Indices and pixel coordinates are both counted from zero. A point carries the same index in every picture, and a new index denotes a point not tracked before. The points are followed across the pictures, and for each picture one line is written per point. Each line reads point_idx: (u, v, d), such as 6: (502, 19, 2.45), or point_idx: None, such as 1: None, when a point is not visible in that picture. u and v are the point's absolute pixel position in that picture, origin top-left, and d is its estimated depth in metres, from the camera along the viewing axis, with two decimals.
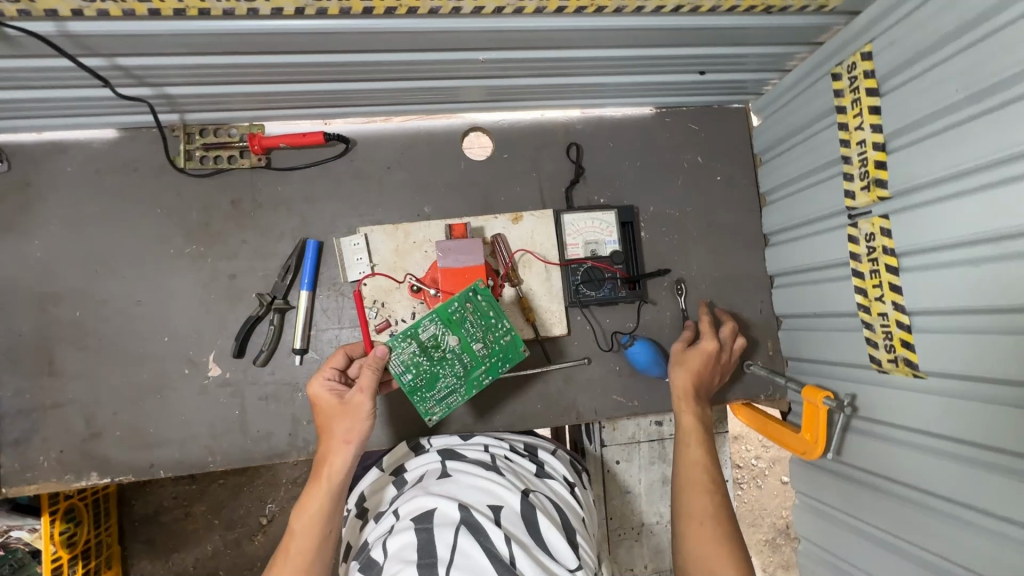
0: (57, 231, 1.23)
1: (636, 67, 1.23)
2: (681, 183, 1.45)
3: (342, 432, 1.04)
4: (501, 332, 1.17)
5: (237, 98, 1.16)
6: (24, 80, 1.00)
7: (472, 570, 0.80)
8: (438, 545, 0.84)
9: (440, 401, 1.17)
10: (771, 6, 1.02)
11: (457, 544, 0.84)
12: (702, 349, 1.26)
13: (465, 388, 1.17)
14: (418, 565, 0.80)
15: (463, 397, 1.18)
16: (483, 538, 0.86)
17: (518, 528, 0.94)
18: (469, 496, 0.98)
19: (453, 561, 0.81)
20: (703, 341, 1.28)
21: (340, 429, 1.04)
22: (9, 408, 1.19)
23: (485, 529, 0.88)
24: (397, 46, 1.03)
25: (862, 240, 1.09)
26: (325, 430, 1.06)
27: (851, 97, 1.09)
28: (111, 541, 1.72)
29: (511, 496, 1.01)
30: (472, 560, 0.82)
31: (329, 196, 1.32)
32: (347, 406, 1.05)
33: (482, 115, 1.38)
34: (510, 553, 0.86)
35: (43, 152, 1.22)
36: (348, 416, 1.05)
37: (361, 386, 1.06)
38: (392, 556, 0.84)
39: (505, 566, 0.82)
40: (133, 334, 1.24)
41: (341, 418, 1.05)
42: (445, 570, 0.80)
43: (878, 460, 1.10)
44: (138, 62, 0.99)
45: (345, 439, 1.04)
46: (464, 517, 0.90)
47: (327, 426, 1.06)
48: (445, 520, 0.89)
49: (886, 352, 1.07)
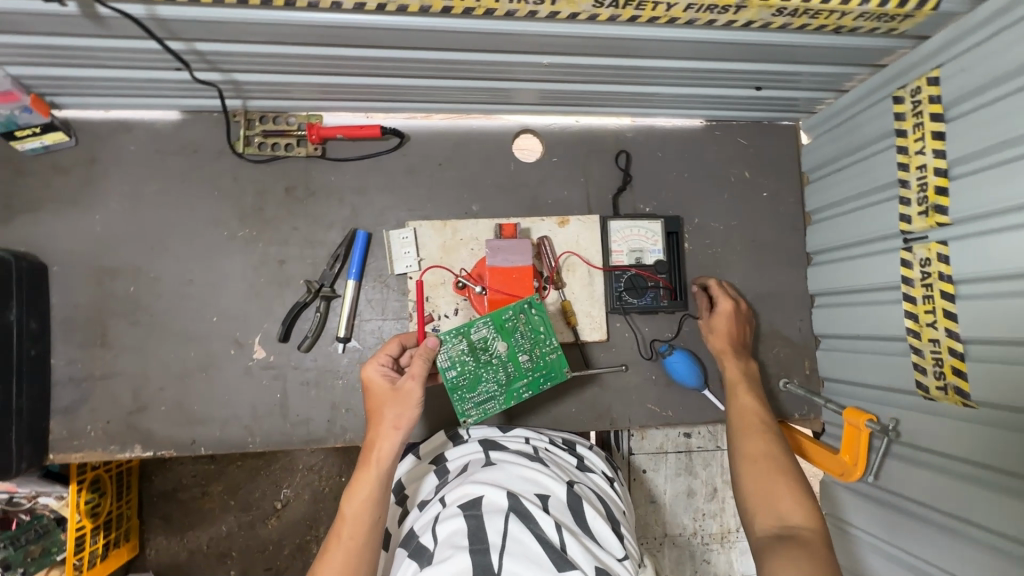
0: (117, 207, 1.27)
1: (696, 80, 1.23)
2: (726, 197, 1.46)
3: (393, 417, 1.05)
4: (549, 349, 1.17)
5: (301, 88, 1.19)
6: (104, 59, 1.04)
7: (525, 556, 0.82)
8: (490, 532, 0.85)
9: (478, 406, 1.16)
10: (842, 26, 1.01)
11: (507, 531, 0.86)
12: (722, 310, 1.32)
13: (504, 397, 1.16)
14: (472, 551, 0.82)
15: (500, 406, 1.17)
16: (533, 525, 0.88)
17: (564, 516, 0.95)
18: (514, 482, 0.99)
19: (506, 547, 0.83)
20: (718, 303, 1.33)
21: (390, 415, 1.06)
22: (61, 376, 1.22)
23: (533, 516, 0.89)
24: (466, 45, 1.05)
25: (916, 264, 1.09)
26: (376, 415, 1.07)
27: (913, 121, 1.08)
28: (131, 514, 1.73)
29: (556, 484, 1.02)
30: (525, 546, 0.83)
31: (380, 189, 1.34)
32: (399, 393, 1.07)
33: (535, 118, 1.40)
34: (561, 540, 0.87)
35: (109, 130, 1.27)
36: (399, 402, 1.06)
37: (413, 373, 1.08)
38: (444, 543, 0.85)
39: (557, 553, 0.83)
40: (183, 312, 1.27)
41: (392, 403, 1.06)
42: (498, 556, 0.81)
43: (920, 487, 1.09)
44: (216, 48, 1.02)
45: (395, 424, 1.05)
46: (513, 504, 0.91)
47: (378, 411, 1.07)
48: (493, 507, 0.90)
49: (935, 379, 1.07)
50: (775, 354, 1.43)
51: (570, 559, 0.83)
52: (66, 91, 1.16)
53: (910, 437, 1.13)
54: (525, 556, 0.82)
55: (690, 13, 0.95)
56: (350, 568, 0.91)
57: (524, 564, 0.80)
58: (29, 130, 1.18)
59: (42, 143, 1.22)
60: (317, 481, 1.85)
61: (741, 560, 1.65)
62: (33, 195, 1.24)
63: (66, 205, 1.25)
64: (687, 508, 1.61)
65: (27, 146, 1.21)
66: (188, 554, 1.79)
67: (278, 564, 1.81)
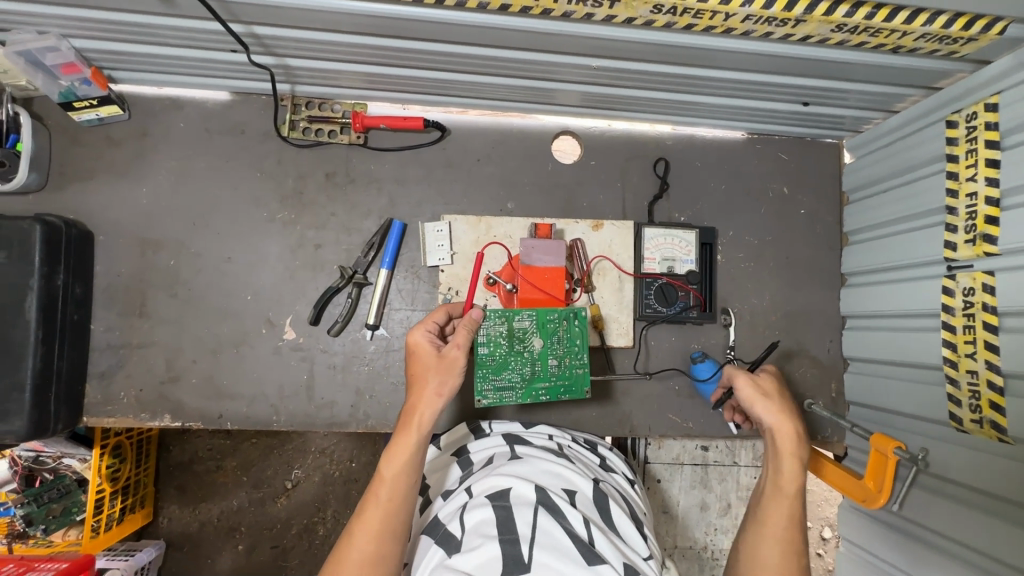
0: (164, 181, 1.30)
1: (743, 92, 1.22)
2: (763, 211, 1.44)
3: (436, 384, 1.03)
4: (578, 363, 1.21)
5: (349, 77, 1.21)
6: (166, 37, 1.06)
7: (554, 549, 0.83)
8: (519, 523, 0.87)
9: (497, 390, 1.17)
10: (900, 46, 1.00)
11: (536, 524, 0.87)
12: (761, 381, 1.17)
13: (523, 392, 1.17)
14: (502, 540, 0.84)
15: (516, 399, 1.18)
16: (562, 520, 0.89)
17: (591, 512, 0.96)
18: (542, 477, 1.00)
19: (535, 539, 0.84)
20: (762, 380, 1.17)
21: (433, 382, 1.04)
22: (99, 342, 1.26)
23: (562, 511, 0.91)
24: (518, 44, 1.05)
25: (959, 292, 1.07)
26: (418, 380, 1.05)
27: (966, 146, 1.06)
28: (147, 481, 1.77)
29: (583, 480, 1.02)
30: (554, 539, 0.85)
31: (419, 181, 1.36)
32: (443, 361, 1.06)
33: (576, 120, 1.40)
34: (589, 535, 0.88)
35: (161, 106, 1.30)
36: (444, 370, 1.05)
37: (458, 343, 1.08)
38: (473, 531, 0.87)
39: (586, 548, 0.85)
40: (220, 288, 1.29)
41: (436, 371, 1.05)
42: (528, 548, 0.83)
43: (947, 520, 1.07)
44: (274, 33, 1.04)
45: (437, 392, 1.03)
46: (542, 497, 0.92)
47: (420, 376, 1.05)
48: (521, 499, 0.92)
49: (970, 411, 1.04)
50: (801, 374, 1.41)
51: (599, 554, 0.85)
52: (124, 66, 1.19)
53: (940, 468, 1.11)
54: (555, 549, 0.83)
55: (748, 24, 0.94)
56: (386, 528, 0.93)
57: (553, 556, 0.82)
58: (86, 102, 1.22)
59: (97, 115, 1.25)
60: (328, 464, 1.88)
61: None
62: (85, 165, 1.28)
63: (115, 177, 1.29)
64: (699, 521, 1.61)
65: (83, 117, 1.25)
66: (199, 526, 1.83)
67: (284, 542, 1.84)
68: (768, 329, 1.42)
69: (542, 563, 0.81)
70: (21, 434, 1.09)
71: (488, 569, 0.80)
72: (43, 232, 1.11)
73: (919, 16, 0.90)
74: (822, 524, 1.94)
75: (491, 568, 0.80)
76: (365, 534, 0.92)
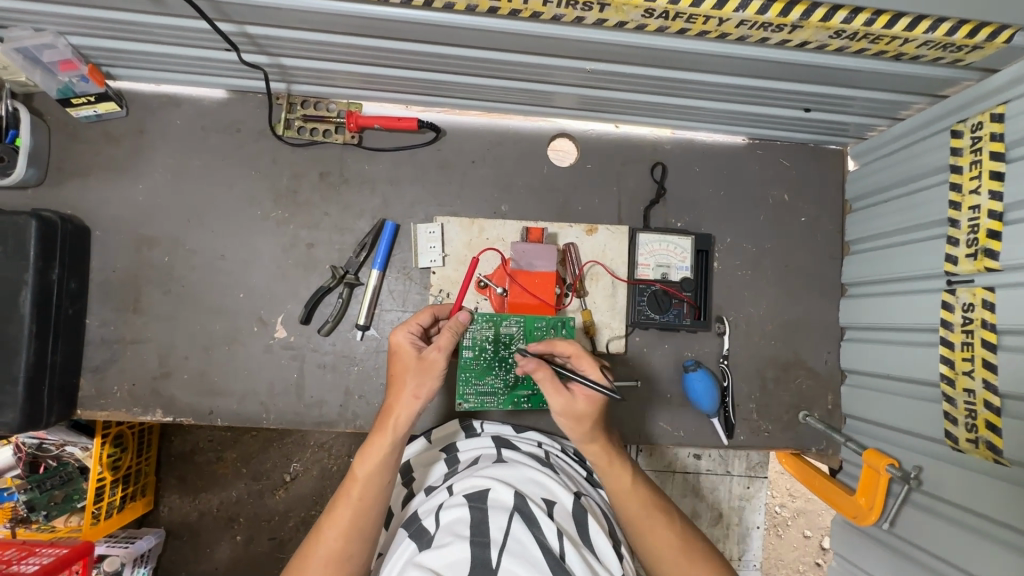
0: (160, 178, 1.31)
1: (741, 97, 1.19)
2: (763, 218, 1.41)
3: (414, 386, 1.02)
4: None
5: (343, 76, 1.20)
6: (159, 35, 1.07)
7: (523, 556, 0.82)
8: (492, 527, 0.86)
9: (478, 395, 1.18)
10: (902, 53, 0.97)
11: (509, 529, 0.87)
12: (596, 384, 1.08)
13: (505, 398, 1.18)
14: (472, 542, 0.84)
15: (499, 404, 1.18)
16: (536, 529, 0.88)
17: (568, 525, 0.95)
18: (523, 484, 1.00)
19: (505, 545, 0.84)
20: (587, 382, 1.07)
21: (411, 384, 1.02)
22: (94, 336, 1.27)
23: (537, 521, 0.90)
24: (509, 46, 1.04)
25: (958, 308, 1.04)
26: (397, 381, 1.04)
27: (970, 157, 1.02)
28: (148, 470, 1.78)
29: (564, 493, 1.02)
30: (524, 547, 0.84)
31: (412, 181, 1.35)
32: (423, 363, 1.03)
33: (573, 123, 1.38)
34: (561, 547, 0.87)
35: (159, 104, 1.31)
36: (423, 372, 1.03)
37: (439, 345, 1.04)
38: (446, 528, 0.88)
39: (555, 560, 0.84)
40: (214, 285, 1.30)
41: (415, 373, 1.03)
42: (497, 553, 0.83)
43: (939, 540, 1.05)
44: (264, 32, 1.04)
45: (415, 394, 1.02)
46: (519, 505, 0.92)
47: (400, 377, 1.04)
48: (498, 504, 0.92)
49: (965, 430, 1.02)
50: (797, 385, 1.39)
51: (567, 568, 0.83)
52: (121, 63, 1.20)
53: (933, 487, 1.09)
54: (523, 557, 0.82)
55: (742, 29, 0.92)
56: (356, 527, 0.96)
57: (520, 564, 0.81)
58: (84, 99, 1.23)
59: (95, 111, 1.26)
60: (325, 458, 1.89)
61: None
62: (84, 161, 1.29)
63: (113, 173, 1.30)
64: None
65: (81, 113, 1.26)
66: (198, 515, 1.85)
67: (280, 535, 1.86)
68: (764, 338, 1.39)
69: (508, 569, 0.80)
70: (14, 426, 1.11)
71: (453, 569, 0.80)
72: (38, 227, 1.12)
73: (920, 23, 0.87)
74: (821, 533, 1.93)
75: (457, 569, 0.80)
76: (333, 531, 0.95)
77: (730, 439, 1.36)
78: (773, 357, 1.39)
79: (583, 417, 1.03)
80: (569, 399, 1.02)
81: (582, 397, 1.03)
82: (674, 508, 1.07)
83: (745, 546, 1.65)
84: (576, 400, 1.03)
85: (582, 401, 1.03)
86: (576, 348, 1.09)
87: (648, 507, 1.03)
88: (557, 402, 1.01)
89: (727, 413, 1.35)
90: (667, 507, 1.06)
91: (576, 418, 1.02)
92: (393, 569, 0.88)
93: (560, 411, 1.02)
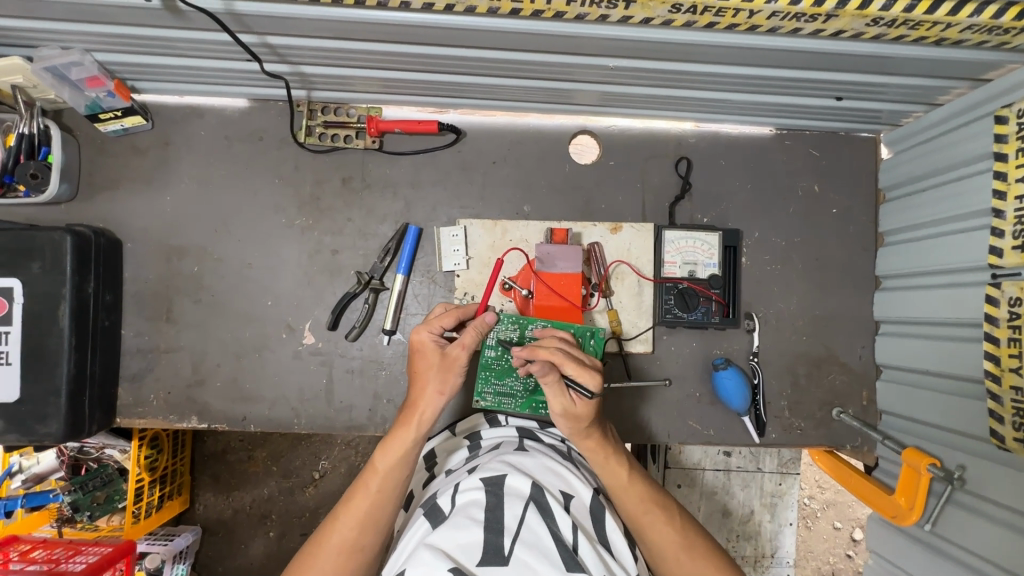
0: (186, 189, 1.33)
1: (770, 88, 1.15)
2: (792, 211, 1.38)
3: (438, 383, 1.06)
4: None
5: (363, 82, 1.20)
6: (183, 49, 1.08)
7: (536, 547, 0.82)
8: (507, 515, 0.86)
9: (496, 395, 1.19)
10: (944, 39, 0.93)
11: (524, 519, 0.86)
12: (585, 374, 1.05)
13: (522, 402, 1.18)
14: (486, 528, 0.84)
15: (514, 407, 1.19)
16: (550, 521, 0.88)
17: (584, 518, 0.95)
18: (541, 472, 0.99)
19: (519, 534, 0.84)
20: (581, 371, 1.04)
21: (435, 380, 1.06)
22: (129, 346, 1.31)
23: (552, 512, 0.89)
24: (530, 46, 1.02)
25: (1003, 302, 1.00)
26: (419, 379, 1.08)
27: (1016, 144, 0.97)
28: (183, 470, 1.83)
29: (582, 486, 1.01)
30: (538, 538, 0.84)
31: (434, 184, 1.35)
32: (447, 360, 1.07)
33: (595, 119, 1.36)
34: (574, 541, 0.87)
35: (183, 114, 1.32)
36: (446, 369, 1.07)
37: (464, 343, 1.07)
38: (460, 511, 0.88)
39: (568, 553, 0.83)
40: (242, 293, 1.32)
41: (439, 370, 1.07)
42: (510, 541, 0.83)
43: (986, 541, 1.02)
44: (286, 42, 1.03)
45: (440, 391, 1.06)
46: (535, 495, 0.91)
47: (423, 374, 1.08)
48: (514, 491, 0.91)
49: (1013, 429, 0.98)
50: (830, 381, 1.36)
51: (580, 562, 0.83)
52: (146, 77, 1.21)
53: (977, 486, 1.05)
54: (536, 548, 0.82)
55: (774, 21, 0.89)
56: (372, 518, 0.99)
57: (533, 555, 0.81)
58: (112, 113, 1.25)
59: (122, 125, 1.28)
60: (354, 456, 1.92)
61: None
62: (113, 174, 1.32)
63: (141, 185, 1.32)
64: (721, 527, 1.60)
65: (109, 127, 1.28)
66: (232, 513, 1.90)
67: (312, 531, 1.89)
68: (795, 334, 1.36)
69: (521, 560, 0.80)
70: (58, 436, 1.15)
71: (466, 552, 0.81)
72: (74, 242, 1.15)
73: (965, 7, 0.83)
74: (852, 525, 1.90)
75: (469, 553, 0.81)
76: (349, 520, 0.98)
77: (761, 437, 1.34)
78: (805, 353, 1.36)
79: (582, 416, 1.04)
80: (567, 402, 1.03)
81: (578, 398, 1.04)
82: (674, 502, 1.08)
83: (777, 543, 1.63)
84: (574, 402, 1.03)
85: (579, 402, 1.04)
86: (560, 357, 1.02)
87: (652, 513, 1.03)
88: (556, 409, 1.04)
89: (758, 411, 1.33)
90: (667, 501, 1.07)
91: (575, 418, 1.04)
92: (407, 546, 0.90)
93: (560, 414, 1.05)
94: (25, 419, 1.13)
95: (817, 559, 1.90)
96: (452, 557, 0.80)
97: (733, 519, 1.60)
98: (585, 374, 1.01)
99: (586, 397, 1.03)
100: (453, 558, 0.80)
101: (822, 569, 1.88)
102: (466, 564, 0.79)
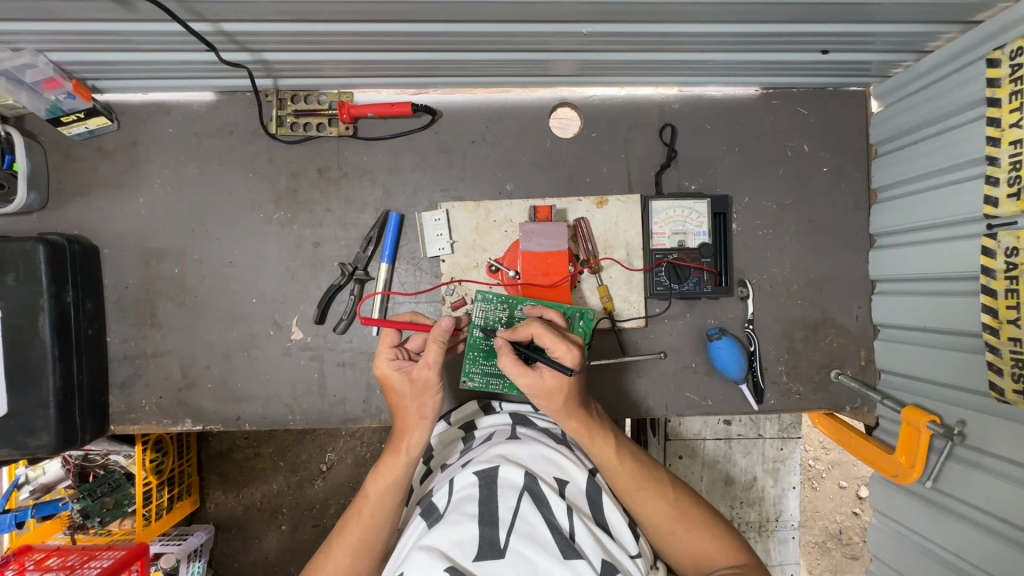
0: (158, 189, 1.29)
1: (750, 45, 1.11)
2: (782, 172, 1.34)
3: (417, 408, 1.04)
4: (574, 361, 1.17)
5: (329, 66, 1.15)
6: (137, 43, 1.03)
7: (532, 537, 0.83)
8: (501, 507, 0.87)
9: (484, 375, 1.14)
10: None
11: (519, 510, 0.87)
12: (558, 357, 0.99)
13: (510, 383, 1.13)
14: (481, 522, 0.85)
15: (502, 388, 1.14)
16: (546, 510, 0.88)
17: (580, 503, 0.95)
18: (534, 461, 0.99)
19: (513, 525, 0.84)
20: (556, 353, 0.99)
21: (414, 406, 1.05)
22: (116, 353, 1.29)
23: (547, 500, 0.90)
24: (500, 17, 0.98)
25: (1000, 253, 0.96)
26: (398, 406, 1.06)
27: (1010, 88, 0.93)
28: (190, 470, 1.81)
29: (578, 471, 1.01)
30: (533, 527, 0.85)
31: (412, 169, 1.31)
32: (416, 385, 1.03)
33: (575, 91, 1.31)
34: (571, 527, 0.87)
35: (148, 112, 1.28)
36: (419, 393, 1.04)
37: (428, 362, 1.02)
38: (454, 507, 0.89)
39: (565, 541, 0.84)
40: (226, 293, 1.30)
41: (413, 395, 1.04)
42: (506, 533, 0.83)
43: (989, 496, 1.01)
44: (242, 28, 0.99)
45: (421, 414, 1.05)
46: (529, 484, 0.91)
47: (400, 403, 1.06)
48: (508, 482, 0.91)
49: (1013, 381, 0.96)
50: (827, 344, 1.34)
51: (577, 549, 0.84)
52: (105, 75, 1.17)
53: (978, 440, 1.04)
54: (532, 538, 0.83)
55: None
56: (364, 545, 0.99)
57: (529, 544, 0.82)
58: (74, 116, 1.20)
59: (86, 127, 1.24)
60: (358, 446, 1.92)
61: (778, 550, 1.63)
62: (83, 179, 1.28)
63: (113, 189, 1.29)
64: (725, 495, 1.60)
65: (73, 130, 1.24)
66: (243, 509, 1.89)
67: (323, 522, 1.89)
68: (790, 299, 1.34)
69: (516, 550, 0.81)
70: (51, 447, 1.14)
71: (461, 548, 0.82)
72: (47, 251, 1.12)
73: None
74: (858, 483, 1.91)
75: (464, 549, 0.81)
76: (342, 549, 0.99)
77: (760, 404, 1.33)
78: (801, 317, 1.34)
79: (555, 392, 1.01)
80: (536, 377, 1.00)
81: (549, 374, 1.00)
82: (668, 475, 1.08)
83: (782, 507, 1.63)
84: (544, 378, 1.00)
85: (550, 377, 1.00)
86: (537, 327, 1.00)
87: (643, 487, 1.03)
88: (524, 384, 1.00)
89: (755, 378, 1.32)
90: (660, 476, 1.06)
91: (547, 395, 1.01)
92: (406, 547, 0.93)
93: (530, 391, 1.01)
94: (15, 433, 1.12)
95: (825, 519, 1.92)
96: (448, 554, 0.81)
97: (736, 486, 1.60)
98: (561, 346, 0.98)
99: (559, 372, 0.99)
100: (449, 556, 0.80)
101: (830, 528, 1.89)
102: (462, 560, 0.80)
